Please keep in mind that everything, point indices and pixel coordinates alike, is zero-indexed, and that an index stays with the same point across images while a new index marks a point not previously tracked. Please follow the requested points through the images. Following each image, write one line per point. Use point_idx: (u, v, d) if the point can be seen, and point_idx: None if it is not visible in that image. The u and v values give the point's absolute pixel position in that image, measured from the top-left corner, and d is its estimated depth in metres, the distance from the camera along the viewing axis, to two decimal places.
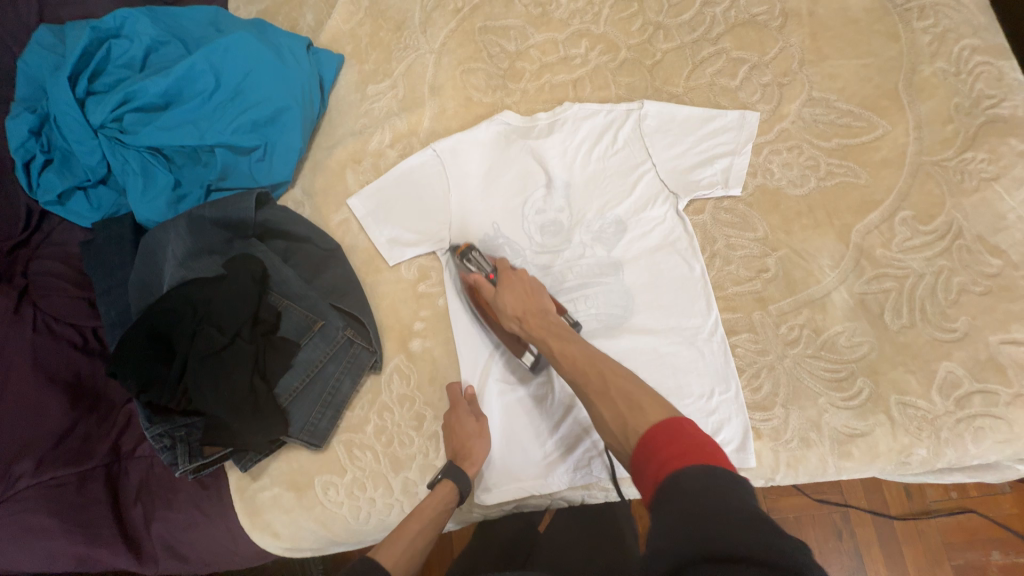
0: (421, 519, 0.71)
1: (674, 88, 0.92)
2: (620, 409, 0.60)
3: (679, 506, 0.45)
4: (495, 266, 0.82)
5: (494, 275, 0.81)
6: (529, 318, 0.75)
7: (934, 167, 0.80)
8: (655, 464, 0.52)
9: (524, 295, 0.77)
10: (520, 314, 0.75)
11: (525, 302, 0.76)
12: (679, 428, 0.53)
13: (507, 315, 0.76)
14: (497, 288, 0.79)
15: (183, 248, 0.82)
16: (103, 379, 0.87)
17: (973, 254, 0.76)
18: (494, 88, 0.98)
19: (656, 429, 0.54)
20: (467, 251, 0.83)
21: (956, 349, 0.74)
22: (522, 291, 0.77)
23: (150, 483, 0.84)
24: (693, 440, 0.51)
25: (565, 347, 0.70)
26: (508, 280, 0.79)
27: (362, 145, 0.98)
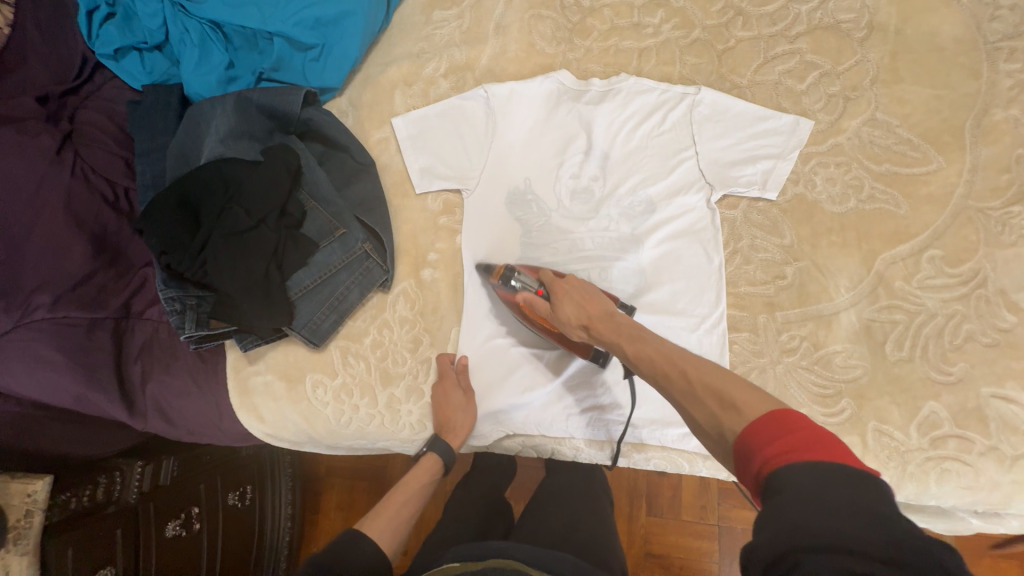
0: (405, 491, 0.79)
1: (738, 79, 0.90)
2: (713, 411, 0.54)
3: (800, 508, 0.40)
4: (541, 279, 0.79)
5: (542, 291, 0.78)
6: (597, 324, 0.70)
7: (976, 214, 0.79)
8: (760, 459, 0.47)
9: (583, 297, 0.74)
10: (589, 316, 0.71)
11: (587, 307, 0.72)
12: (786, 420, 0.47)
13: (569, 324, 0.72)
14: (552, 302, 0.75)
15: (227, 127, 0.83)
16: (126, 238, 0.90)
17: (990, 306, 0.76)
18: (559, 40, 0.96)
19: (759, 421, 0.49)
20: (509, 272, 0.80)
21: (946, 392, 0.75)
22: (579, 299, 0.73)
23: (153, 345, 0.90)
24: (805, 434, 0.46)
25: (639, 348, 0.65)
26: (562, 286, 0.76)
27: (416, 69, 0.98)
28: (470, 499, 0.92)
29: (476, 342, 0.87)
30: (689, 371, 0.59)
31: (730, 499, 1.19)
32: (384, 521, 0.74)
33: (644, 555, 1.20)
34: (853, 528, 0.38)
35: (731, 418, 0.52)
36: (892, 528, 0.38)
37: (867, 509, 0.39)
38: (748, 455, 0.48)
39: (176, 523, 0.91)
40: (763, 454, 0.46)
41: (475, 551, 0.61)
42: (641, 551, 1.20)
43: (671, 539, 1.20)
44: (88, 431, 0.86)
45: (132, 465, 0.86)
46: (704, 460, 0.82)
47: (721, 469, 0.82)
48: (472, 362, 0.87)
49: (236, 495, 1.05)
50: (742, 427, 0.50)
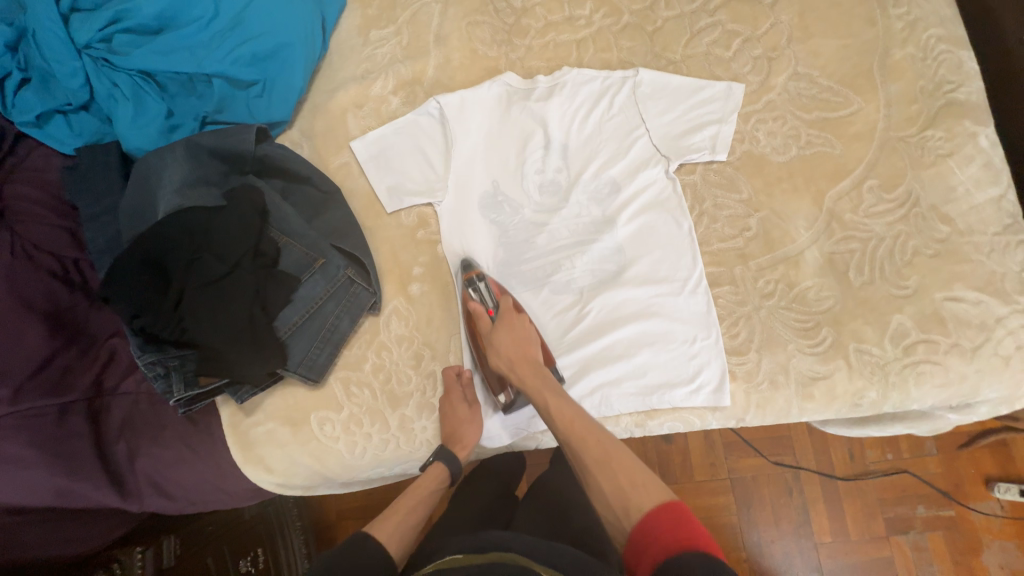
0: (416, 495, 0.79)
1: (672, 55, 0.96)
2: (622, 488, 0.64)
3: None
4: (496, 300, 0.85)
5: (494, 311, 0.85)
6: (519, 366, 0.79)
7: (898, 143, 0.88)
8: (655, 545, 0.57)
9: (522, 340, 0.81)
10: (515, 357, 0.79)
11: (520, 348, 0.80)
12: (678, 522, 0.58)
13: (500, 354, 0.80)
14: (495, 325, 0.83)
15: (181, 175, 0.80)
16: (84, 311, 0.84)
17: (927, 221, 0.85)
18: (499, 43, 0.99)
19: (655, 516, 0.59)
20: (475, 279, 0.86)
21: (907, 304, 0.83)
22: (519, 336, 0.81)
23: (134, 420, 0.83)
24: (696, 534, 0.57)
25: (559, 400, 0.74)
26: (507, 320, 0.82)
27: (364, 90, 0.97)
28: (482, 494, 0.91)
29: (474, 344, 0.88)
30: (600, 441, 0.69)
31: (736, 450, 1.25)
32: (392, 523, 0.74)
33: None
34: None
35: (636, 497, 0.62)
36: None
37: None
38: (645, 543, 0.58)
39: None
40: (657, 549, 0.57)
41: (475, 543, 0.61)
42: None
43: (690, 502, 1.24)
44: (73, 527, 0.78)
45: (131, 553, 0.78)
46: (713, 412, 0.84)
47: (729, 417, 0.84)
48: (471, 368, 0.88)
49: (248, 561, 1.00)
50: (643, 514, 0.60)
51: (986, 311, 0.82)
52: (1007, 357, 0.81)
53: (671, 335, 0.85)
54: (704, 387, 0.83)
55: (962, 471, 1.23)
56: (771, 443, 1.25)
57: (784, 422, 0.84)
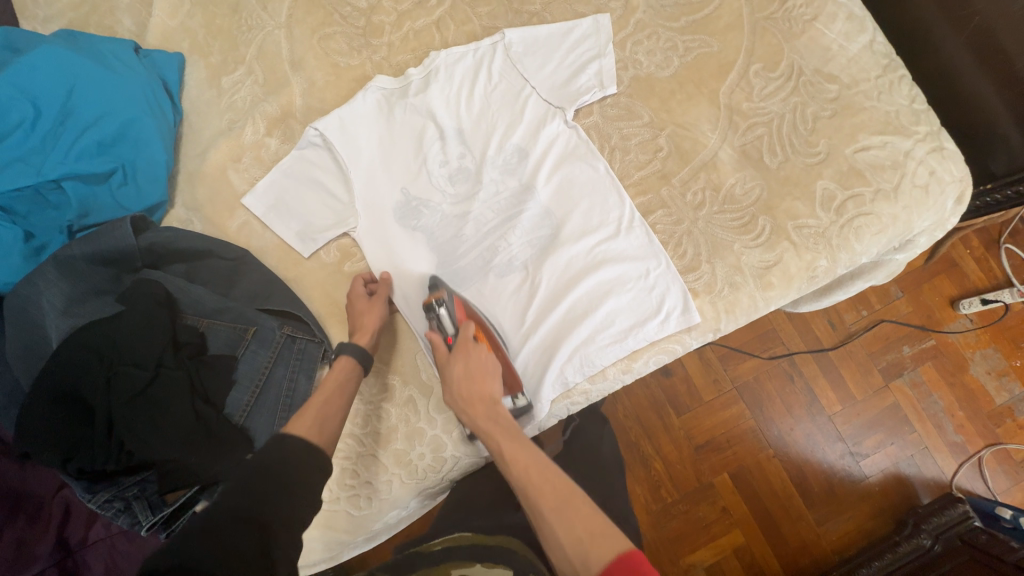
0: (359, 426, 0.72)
1: (532, 7, 0.94)
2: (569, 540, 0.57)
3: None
4: (455, 326, 0.78)
5: (453, 338, 0.77)
6: (473, 407, 0.71)
7: (766, 22, 0.90)
8: None
9: (476, 375, 0.73)
10: (467, 397, 0.71)
11: (472, 384, 0.72)
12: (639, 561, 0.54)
13: (453, 393, 0.73)
14: (451, 355, 0.75)
15: (62, 296, 0.73)
16: (18, 472, 0.73)
17: (815, 85, 0.88)
18: (358, 48, 0.94)
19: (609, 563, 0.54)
20: (433, 306, 0.78)
21: (824, 168, 0.85)
22: (475, 371, 0.73)
23: (118, 563, 0.77)
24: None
25: (516, 450, 0.66)
26: (462, 351, 0.74)
27: (236, 142, 0.91)
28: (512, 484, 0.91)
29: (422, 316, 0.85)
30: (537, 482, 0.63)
31: (731, 360, 1.28)
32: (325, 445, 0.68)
33: (695, 451, 1.25)
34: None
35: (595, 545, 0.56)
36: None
37: None
38: None
39: None
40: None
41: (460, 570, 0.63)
42: (690, 450, 1.25)
43: (708, 423, 1.26)
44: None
45: None
46: (689, 333, 0.84)
47: (706, 331, 0.84)
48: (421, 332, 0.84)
49: None
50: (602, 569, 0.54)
51: (894, 150, 0.85)
52: (925, 185, 0.84)
53: (626, 275, 0.84)
54: (672, 312, 0.83)
55: (930, 302, 1.30)
56: (758, 341, 1.29)
57: (756, 317, 0.85)
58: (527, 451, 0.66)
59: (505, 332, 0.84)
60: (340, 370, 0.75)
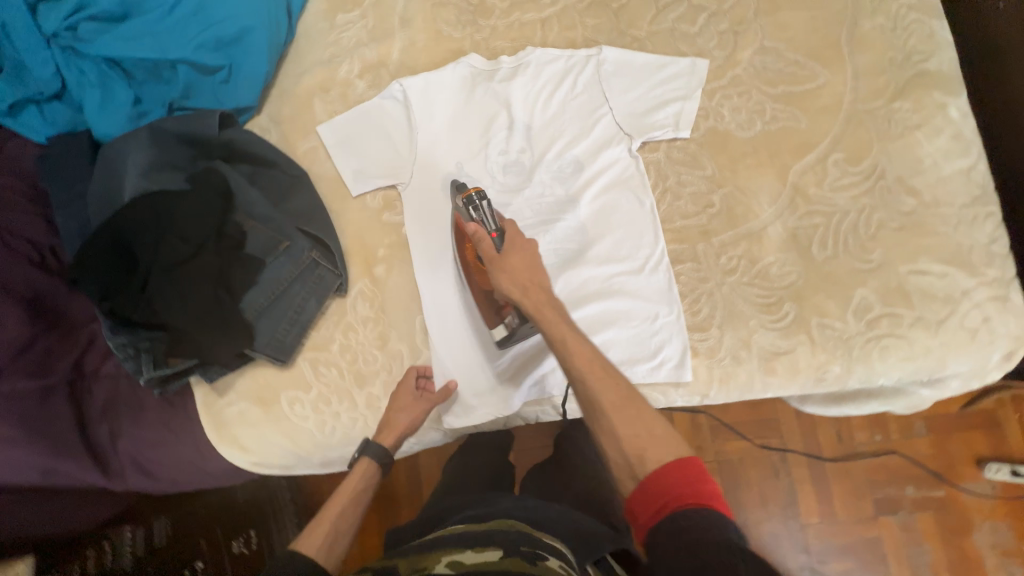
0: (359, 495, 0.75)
1: (637, 32, 0.96)
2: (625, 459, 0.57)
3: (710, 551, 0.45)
4: (497, 223, 0.78)
5: (497, 233, 0.77)
6: (532, 289, 0.70)
7: (865, 115, 0.87)
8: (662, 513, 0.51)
9: (534, 265, 0.73)
10: (528, 281, 0.71)
11: (535, 271, 0.72)
12: (697, 470, 0.53)
13: (513, 278, 0.71)
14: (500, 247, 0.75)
15: (147, 159, 0.83)
16: (65, 295, 0.86)
17: (892, 193, 0.84)
18: (464, 23, 0.99)
19: (662, 467, 0.54)
20: (474, 199, 0.80)
21: (871, 277, 0.82)
22: (532, 258, 0.74)
23: (117, 400, 0.85)
24: (710, 490, 0.51)
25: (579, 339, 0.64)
26: (516, 244, 0.75)
27: (330, 75, 0.98)
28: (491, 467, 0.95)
29: (433, 286, 0.90)
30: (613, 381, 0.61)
31: (721, 435, 1.25)
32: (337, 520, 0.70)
33: None
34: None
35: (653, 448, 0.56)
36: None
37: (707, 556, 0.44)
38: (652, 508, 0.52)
39: None
40: (674, 495, 0.52)
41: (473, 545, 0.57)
42: None
43: None
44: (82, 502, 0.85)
45: (122, 532, 0.85)
46: (676, 389, 0.84)
47: (693, 394, 0.84)
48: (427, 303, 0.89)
49: (240, 542, 1.00)
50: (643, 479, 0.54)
51: (952, 284, 0.81)
52: (973, 330, 0.80)
53: (634, 312, 0.85)
54: (667, 362, 0.83)
55: (952, 452, 1.22)
56: (755, 426, 1.25)
57: (748, 397, 0.84)
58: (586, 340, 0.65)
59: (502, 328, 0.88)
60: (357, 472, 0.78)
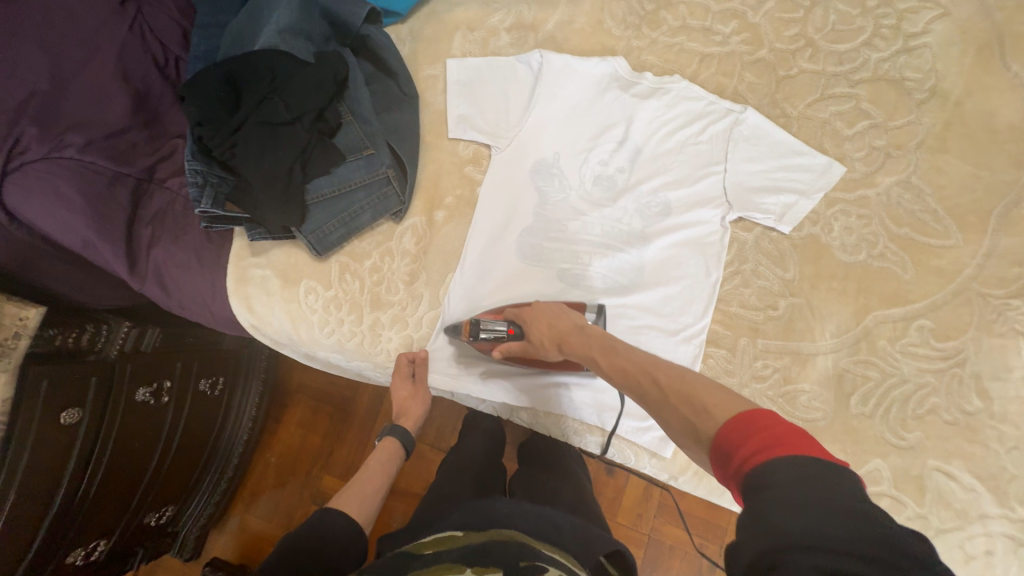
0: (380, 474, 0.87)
1: (789, 108, 0.90)
2: (682, 424, 0.55)
3: (775, 502, 0.40)
4: (509, 321, 0.80)
5: (514, 326, 0.80)
6: (569, 339, 0.75)
7: (976, 296, 0.80)
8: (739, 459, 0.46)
9: (556, 320, 0.77)
10: (562, 332, 0.75)
11: (558, 326, 0.76)
12: (760, 418, 0.47)
13: (546, 343, 0.77)
14: (526, 328, 0.79)
15: (288, 20, 0.86)
16: (166, 104, 0.91)
17: (962, 386, 0.78)
18: (628, 25, 0.96)
19: (729, 424, 0.49)
20: (475, 325, 0.80)
21: (895, 454, 0.77)
22: (552, 318, 0.78)
23: (168, 213, 0.90)
24: (778, 431, 0.45)
25: (617, 360, 0.67)
26: (530, 314, 0.80)
27: (482, 16, 0.98)
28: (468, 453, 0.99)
29: (474, 258, 0.90)
30: (662, 380, 0.60)
31: (666, 515, 1.23)
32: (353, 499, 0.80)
33: None
34: (845, 528, 0.36)
35: (705, 423, 0.52)
36: (873, 521, 0.36)
37: (814, 502, 0.38)
38: (728, 459, 0.48)
39: (146, 389, 0.92)
40: (743, 451, 0.46)
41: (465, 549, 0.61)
42: None
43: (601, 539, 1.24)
44: (82, 277, 0.90)
45: (119, 325, 0.92)
46: (650, 456, 0.86)
47: (663, 470, 0.86)
48: (459, 272, 0.89)
49: (208, 382, 1.09)
50: (724, 429, 0.49)
51: (974, 502, 0.75)
52: (972, 557, 0.74)
53: None
54: (653, 430, 0.85)
55: None
56: (702, 526, 1.22)
57: (713, 499, 0.85)
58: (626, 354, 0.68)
59: None
60: (384, 450, 0.91)
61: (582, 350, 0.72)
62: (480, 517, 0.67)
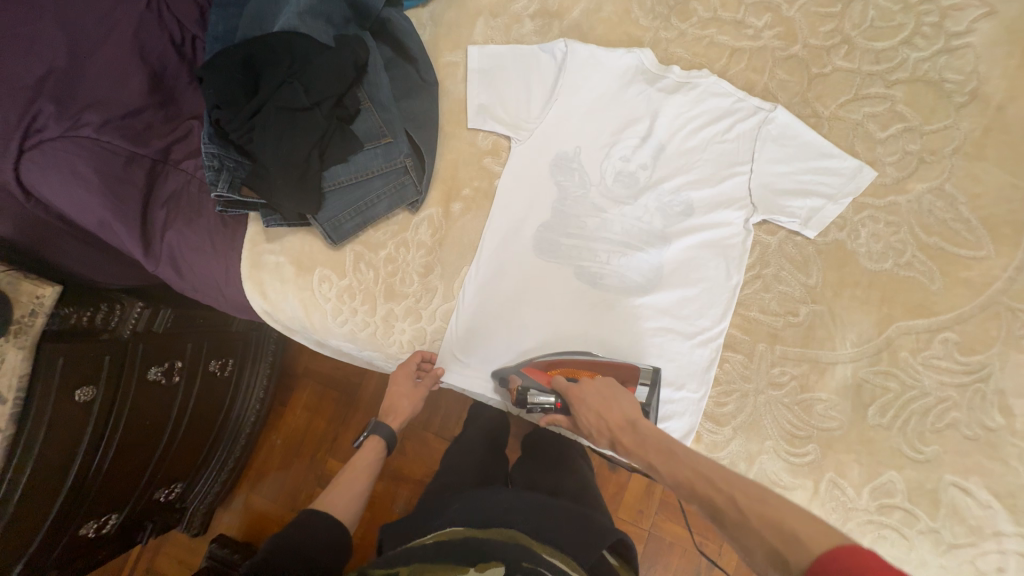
0: (360, 472, 0.81)
1: (821, 108, 0.87)
2: (769, 550, 0.53)
3: None
4: (556, 393, 0.78)
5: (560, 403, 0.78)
6: (620, 436, 0.69)
7: (1005, 311, 0.78)
8: None
9: (604, 408, 0.72)
10: (609, 428, 0.70)
11: (606, 417, 0.71)
12: (864, 559, 0.46)
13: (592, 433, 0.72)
14: (573, 408, 0.75)
15: (308, 1, 0.84)
16: (183, 85, 0.89)
17: (984, 402, 0.77)
18: (657, 15, 0.93)
19: (825, 556, 0.48)
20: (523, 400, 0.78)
21: (910, 467, 0.76)
22: (601, 406, 0.72)
23: (182, 197, 0.88)
24: (887, 571, 0.44)
25: (674, 469, 0.63)
26: (577, 397, 0.74)
27: (506, 2, 0.95)
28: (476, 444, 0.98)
29: (490, 253, 0.88)
30: (737, 497, 0.57)
31: (666, 511, 1.23)
32: (339, 497, 0.76)
33: None
34: None
35: (799, 556, 0.50)
36: None
37: None
38: None
39: (158, 368, 0.93)
40: None
41: (468, 545, 0.60)
42: None
43: None
44: (98, 258, 0.89)
45: (132, 305, 0.91)
46: None
47: None
48: (474, 269, 0.88)
49: (217, 364, 1.09)
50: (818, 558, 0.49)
51: (989, 519, 0.74)
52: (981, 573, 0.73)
53: (660, 372, 0.83)
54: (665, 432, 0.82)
55: None
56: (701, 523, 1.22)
57: None
58: (689, 463, 0.63)
59: (530, 324, 0.87)
60: (369, 450, 0.85)
61: (637, 453, 0.66)
62: (481, 515, 0.66)
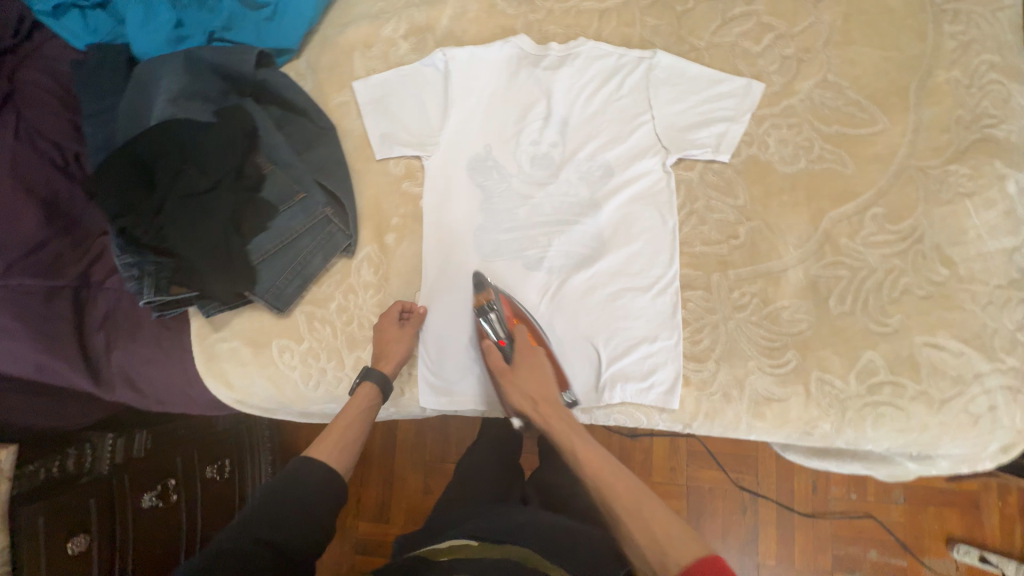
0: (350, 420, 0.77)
1: (697, 41, 0.91)
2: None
3: None
4: (503, 333, 0.84)
5: (504, 342, 0.83)
6: (542, 406, 0.78)
7: (916, 172, 0.83)
8: None
9: (541, 379, 0.80)
10: (536, 399, 0.79)
11: (536, 386, 0.80)
12: None
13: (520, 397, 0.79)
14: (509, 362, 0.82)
15: (179, 87, 0.83)
16: (80, 204, 0.85)
17: (927, 260, 0.80)
18: (520, 1, 0.95)
19: None
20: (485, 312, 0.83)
21: (883, 341, 0.79)
22: (536, 376, 0.80)
23: (116, 314, 0.85)
24: None
25: (587, 450, 0.73)
26: (522, 359, 0.81)
27: (375, 30, 0.96)
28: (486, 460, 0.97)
29: (435, 269, 0.88)
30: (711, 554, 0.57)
31: (697, 460, 1.21)
32: (330, 446, 0.73)
33: None
34: None
35: None
36: None
37: None
38: None
39: (152, 493, 0.89)
40: None
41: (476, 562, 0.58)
42: None
43: None
44: (56, 403, 0.85)
45: (103, 437, 0.84)
46: (660, 413, 0.83)
47: (675, 421, 0.83)
48: (427, 291, 0.88)
49: (215, 468, 1.02)
50: None
51: (966, 365, 0.78)
52: (977, 416, 0.76)
53: (632, 330, 0.84)
54: (656, 386, 0.82)
55: (924, 526, 1.15)
56: (733, 459, 1.21)
57: (732, 436, 0.82)
58: (599, 455, 0.73)
59: None
60: (361, 396, 0.80)
61: (548, 421, 0.78)
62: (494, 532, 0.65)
